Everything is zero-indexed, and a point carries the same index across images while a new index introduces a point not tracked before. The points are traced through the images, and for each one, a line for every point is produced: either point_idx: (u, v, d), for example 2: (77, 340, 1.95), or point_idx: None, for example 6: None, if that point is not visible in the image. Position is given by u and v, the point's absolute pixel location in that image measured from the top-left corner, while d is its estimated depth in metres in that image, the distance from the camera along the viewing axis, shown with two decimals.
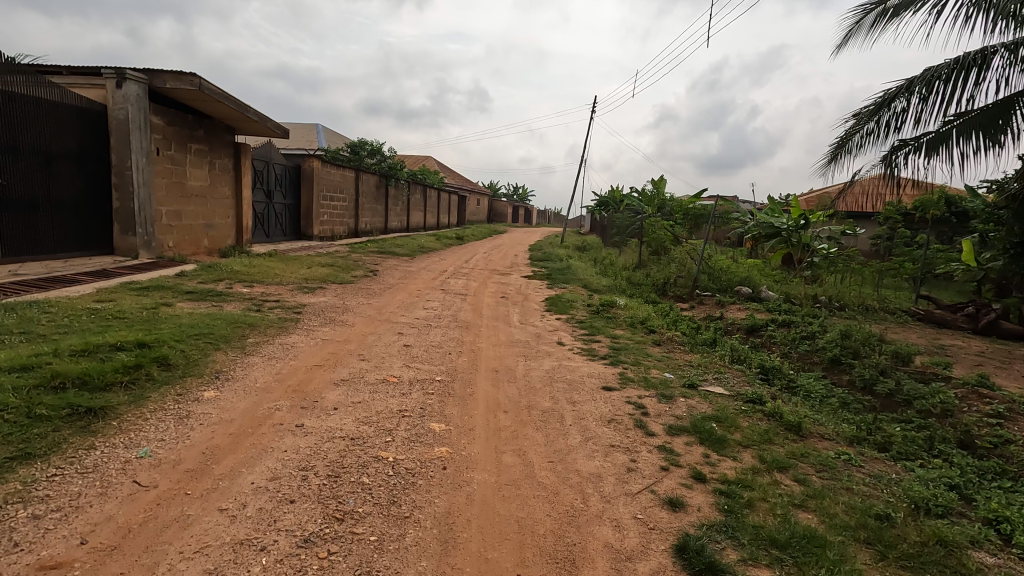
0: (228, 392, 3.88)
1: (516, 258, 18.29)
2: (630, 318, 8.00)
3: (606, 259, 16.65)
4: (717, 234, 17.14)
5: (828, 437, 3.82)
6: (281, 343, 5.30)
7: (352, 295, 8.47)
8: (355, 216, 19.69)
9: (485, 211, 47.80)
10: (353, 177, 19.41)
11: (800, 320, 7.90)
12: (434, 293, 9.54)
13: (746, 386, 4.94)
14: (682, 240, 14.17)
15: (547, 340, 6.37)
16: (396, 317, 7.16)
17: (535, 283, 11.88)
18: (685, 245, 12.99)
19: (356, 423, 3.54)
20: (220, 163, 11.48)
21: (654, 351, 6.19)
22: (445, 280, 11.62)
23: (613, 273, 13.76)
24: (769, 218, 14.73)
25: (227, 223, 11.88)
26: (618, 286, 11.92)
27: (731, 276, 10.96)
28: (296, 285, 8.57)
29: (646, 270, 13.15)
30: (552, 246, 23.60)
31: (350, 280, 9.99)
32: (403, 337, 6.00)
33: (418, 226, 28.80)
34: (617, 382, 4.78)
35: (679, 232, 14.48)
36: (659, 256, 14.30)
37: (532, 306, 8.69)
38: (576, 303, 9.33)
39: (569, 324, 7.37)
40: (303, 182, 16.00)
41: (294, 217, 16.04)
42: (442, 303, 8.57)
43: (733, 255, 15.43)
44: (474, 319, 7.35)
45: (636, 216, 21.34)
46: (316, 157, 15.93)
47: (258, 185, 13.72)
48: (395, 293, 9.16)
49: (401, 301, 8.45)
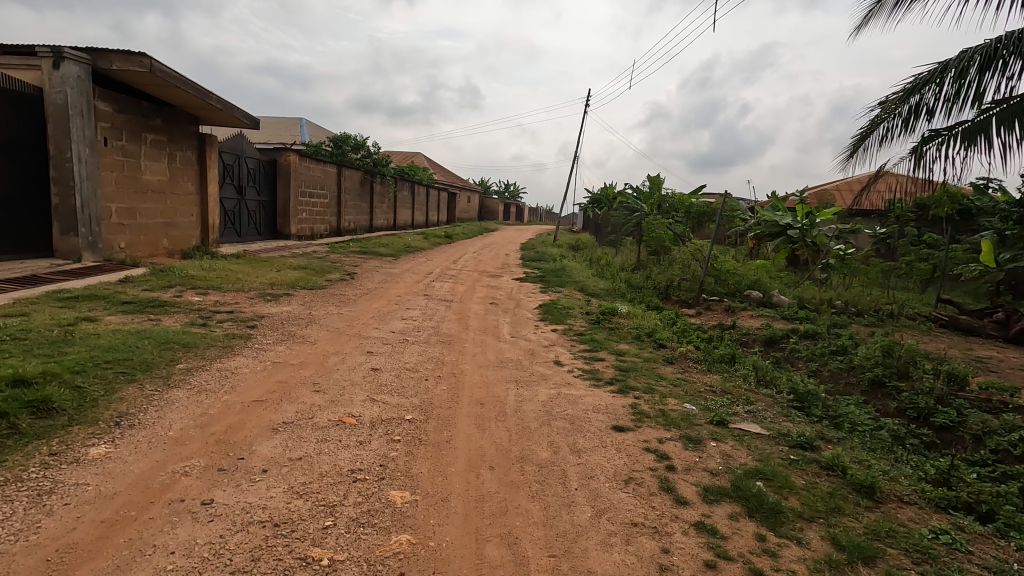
0: (124, 449, 2.93)
1: (507, 258, 17.36)
2: (634, 327, 7.12)
3: (603, 259, 15.75)
4: (718, 233, 16.32)
5: (909, 503, 2.94)
6: (219, 369, 4.34)
7: (321, 302, 7.52)
8: (338, 214, 18.68)
9: (476, 209, 46.77)
10: (335, 173, 18.40)
11: (823, 330, 7.05)
12: (416, 299, 8.61)
13: (786, 422, 4.06)
14: (683, 239, 13.31)
15: (542, 358, 5.46)
16: (369, 330, 6.23)
17: (528, 287, 10.96)
18: (688, 245, 12.13)
19: (287, 496, 2.60)
20: (182, 155, 10.46)
21: (667, 372, 5.30)
22: (429, 283, 10.67)
23: (610, 275, 12.88)
24: (774, 217, 13.92)
25: (190, 222, 10.86)
26: (616, 290, 11.04)
27: (740, 279, 10.12)
28: (258, 292, 7.59)
29: (645, 272, 12.28)
30: (545, 245, 22.69)
31: (323, 285, 9.03)
32: (372, 357, 5.07)
33: (405, 224, 27.77)
34: (630, 420, 3.87)
35: (680, 231, 13.63)
36: (659, 257, 13.44)
37: (525, 315, 7.76)
38: (573, 310, 8.44)
39: (566, 337, 6.47)
40: (279, 177, 14.97)
41: (270, 215, 15.00)
42: (423, 311, 7.64)
43: (735, 255, 14.72)
44: (459, 332, 6.43)
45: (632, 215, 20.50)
46: (293, 151, 14.93)
47: (228, 180, 12.71)
48: (372, 299, 8.23)
49: (377, 309, 7.50)
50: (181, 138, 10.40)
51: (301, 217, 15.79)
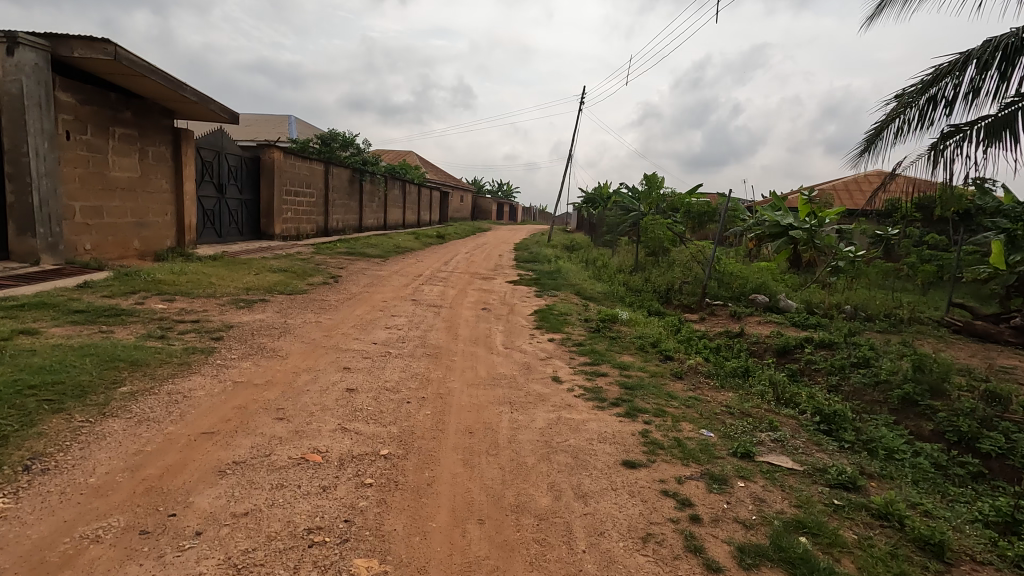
0: (27, 504, 2.38)
1: (500, 259, 16.81)
2: (637, 335, 6.61)
3: (599, 261, 15.25)
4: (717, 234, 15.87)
5: (985, 565, 2.43)
6: (169, 392, 3.78)
7: (300, 309, 6.96)
8: (325, 213, 18.07)
9: (469, 208, 46.20)
10: (322, 171, 17.79)
11: (839, 339, 6.59)
12: (403, 304, 8.05)
13: (819, 452, 3.56)
14: (683, 240, 12.85)
15: (539, 373, 4.94)
16: (349, 341, 5.68)
17: (522, 290, 10.44)
18: (689, 246, 11.66)
19: (220, 572, 2.06)
20: (155, 151, 9.85)
21: (677, 389, 4.79)
22: (418, 286, 10.11)
23: (608, 277, 12.37)
24: (776, 217, 13.49)
25: (164, 221, 10.25)
26: (614, 293, 10.55)
27: (744, 282, 9.65)
28: (231, 298, 7.02)
29: (644, 275, 11.79)
30: (539, 246, 22.15)
31: (303, 289, 8.45)
32: (348, 374, 4.53)
33: (396, 224, 27.16)
34: (642, 453, 3.36)
35: (679, 231, 13.16)
36: (658, 259, 12.96)
37: (519, 322, 7.23)
38: (570, 314, 7.91)
39: (564, 347, 5.95)
40: (262, 175, 14.36)
41: (253, 214, 14.38)
42: (410, 318, 7.08)
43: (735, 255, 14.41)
44: (447, 342, 5.89)
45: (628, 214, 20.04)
46: (278, 147, 14.33)
47: (207, 177, 12.10)
48: (355, 305, 7.67)
49: (360, 316, 6.94)
50: (153, 132, 9.79)
51: (286, 216, 15.19)
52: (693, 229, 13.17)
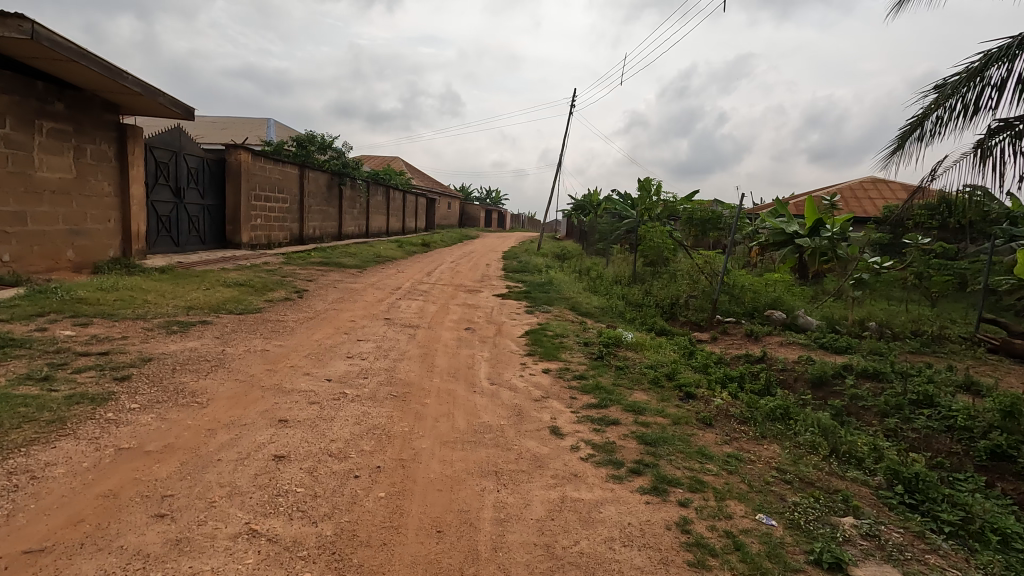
0: None
1: (487, 269, 15.74)
2: (648, 363, 5.56)
3: (593, 271, 14.26)
4: (718, 242, 14.98)
5: None
6: (9, 472, 2.66)
7: (248, 333, 5.85)
8: (301, 220, 16.92)
9: (456, 215, 45.12)
10: (297, 175, 16.65)
11: (884, 367, 5.61)
12: (375, 325, 6.95)
13: (933, 559, 2.53)
14: (685, 249, 11.91)
15: (533, 424, 3.87)
16: (297, 377, 4.57)
17: (511, 306, 9.37)
18: (693, 256, 10.72)
19: None
20: (95, 150, 8.70)
21: (711, 444, 3.75)
22: (394, 302, 9.00)
23: (605, 289, 11.37)
24: (781, 224, 12.71)
25: (106, 229, 9.05)
26: (612, 309, 9.55)
27: (758, 296, 8.72)
28: (163, 321, 5.88)
29: (645, 288, 10.80)
30: (529, 254, 21.14)
31: (258, 306, 7.32)
32: (283, 431, 3.42)
33: (379, 231, 26.02)
34: (688, 568, 2.30)
35: (680, 239, 12.22)
36: (657, 269, 11.99)
37: (509, 347, 6.15)
38: (568, 335, 6.85)
39: (563, 383, 4.89)
40: (228, 178, 13.20)
41: (218, 221, 13.19)
42: (379, 343, 5.99)
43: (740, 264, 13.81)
44: (420, 377, 4.80)
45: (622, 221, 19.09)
46: (246, 148, 13.21)
47: (162, 180, 10.94)
48: (316, 326, 6.56)
49: (320, 341, 5.83)
50: (92, 129, 8.64)
51: (256, 223, 14.05)
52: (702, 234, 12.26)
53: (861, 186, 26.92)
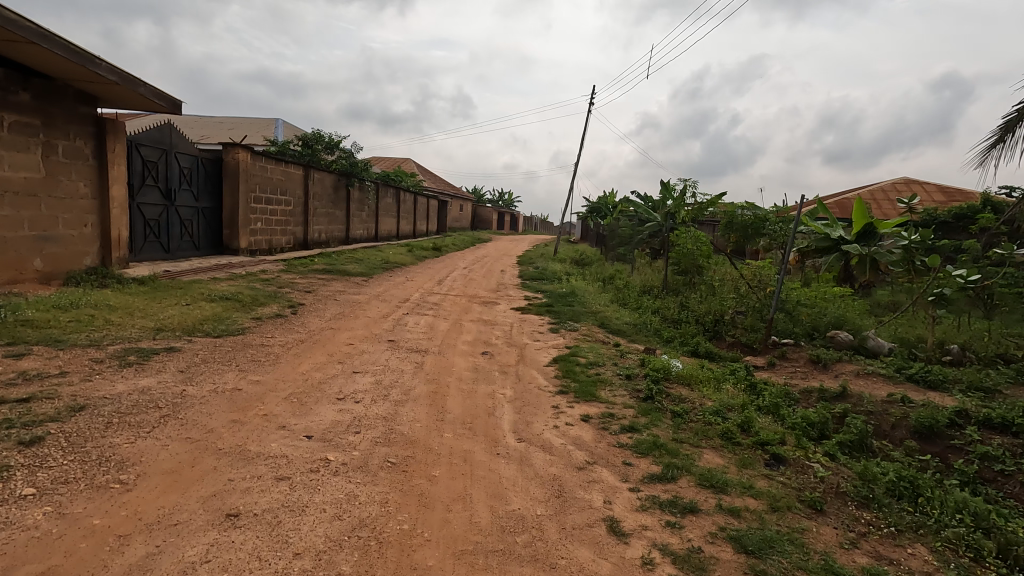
0: None
1: (503, 277, 14.67)
2: (712, 407, 4.45)
3: (618, 280, 13.14)
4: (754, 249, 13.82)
5: None
6: None
7: (221, 365, 4.82)
8: (305, 224, 15.99)
9: (468, 218, 44.15)
10: (301, 176, 15.71)
11: (1010, 414, 4.44)
12: (377, 350, 5.90)
13: None
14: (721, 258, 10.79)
15: (582, 516, 2.79)
16: (268, 433, 3.53)
17: (532, 322, 8.30)
18: (735, 265, 9.59)
19: None
20: (68, 146, 7.79)
21: (835, 551, 2.64)
22: (401, 318, 7.96)
23: (635, 301, 10.23)
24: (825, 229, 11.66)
25: (81, 235, 8.11)
26: (648, 328, 8.42)
27: (818, 316, 7.59)
28: (120, 349, 4.88)
29: (680, 302, 9.66)
30: (546, 260, 20.06)
31: (242, 326, 6.31)
32: (228, 539, 2.37)
33: (389, 234, 25.07)
34: None
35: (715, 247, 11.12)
36: (692, 279, 10.87)
37: (536, 383, 5.06)
38: (605, 364, 5.75)
39: (611, 440, 3.80)
40: (225, 179, 12.28)
41: (214, 225, 12.27)
42: (379, 376, 4.93)
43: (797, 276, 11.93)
44: (427, 432, 3.74)
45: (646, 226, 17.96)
46: (245, 146, 12.30)
47: (151, 180, 10.03)
48: (306, 352, 5.53)
49: (306, 375, 4.79)
50: (64, 123, 7.73)
51: (255, 226, 13.13)
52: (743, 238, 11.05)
53: (896, 187, 25.46)
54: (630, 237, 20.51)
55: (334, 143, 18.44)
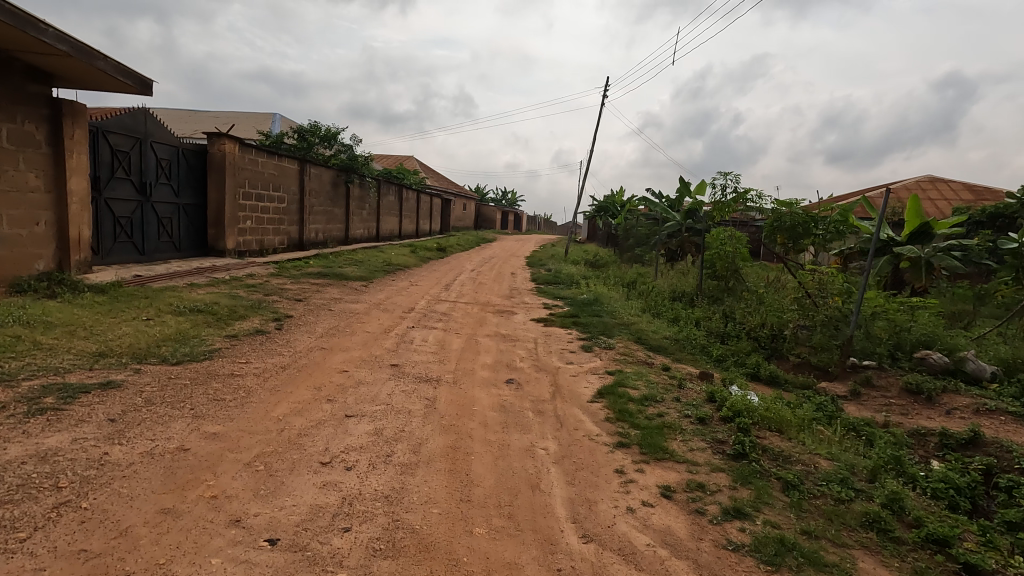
0: None
1: (514, 281, 13.49)
2: (833, 474, 3.25)
3: (643, 285, 11.93)
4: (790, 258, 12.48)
5: None
6: None
7: (170, 407, 3.64)
8: (301, 223, 14.82)
9: (472, 217, 42.98)
10: (296, 171, 14.55)
11: None
12: (377, 380, 4.71)
13: None
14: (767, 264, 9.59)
15: None
16: (212, 536, 2.34)
17: (559, 337, 7.11)
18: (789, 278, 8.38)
19: None
20: (14, 131, 6.61)
21: None
22: (406, 332, 6.77)
23: (669, 311, 9.03)
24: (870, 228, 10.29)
25: (33, 235, 6.93)
26: (693, 345, 7.23)
27: (902, 333, 6.37)
28: (37, 386, 3.69)
29: (723, 313, 8.47)
30: (557, 262, 18.86)
31: (210, 347, 5.11)
32: None
33: (390, 234, 23.90)
34: None
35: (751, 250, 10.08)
36: (730, 286, 9.72)
37: (585, 431, 3.86)
38: (665, 400, 4.56)
39: (718, 537, 2.61)
40: (210, 173, 11.09)
41: (198, 223, 11.08)
42: (380, 422, 3.75)
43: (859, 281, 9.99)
44: (451, 527, 2.56)
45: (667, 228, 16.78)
46: (233, 136, 11.14)
47: (122, 172, 8.86)
48: (287, 386, 4.34)
49: (283, 422, 3.60)
50: (9, 103, 6.55)
51: (244, 225, 11.96)
52: (787, 240, 9.86)
53: (923, 185, 24.24)
54: (646, 238, 19.29)
55: (332, 136, 17.27)
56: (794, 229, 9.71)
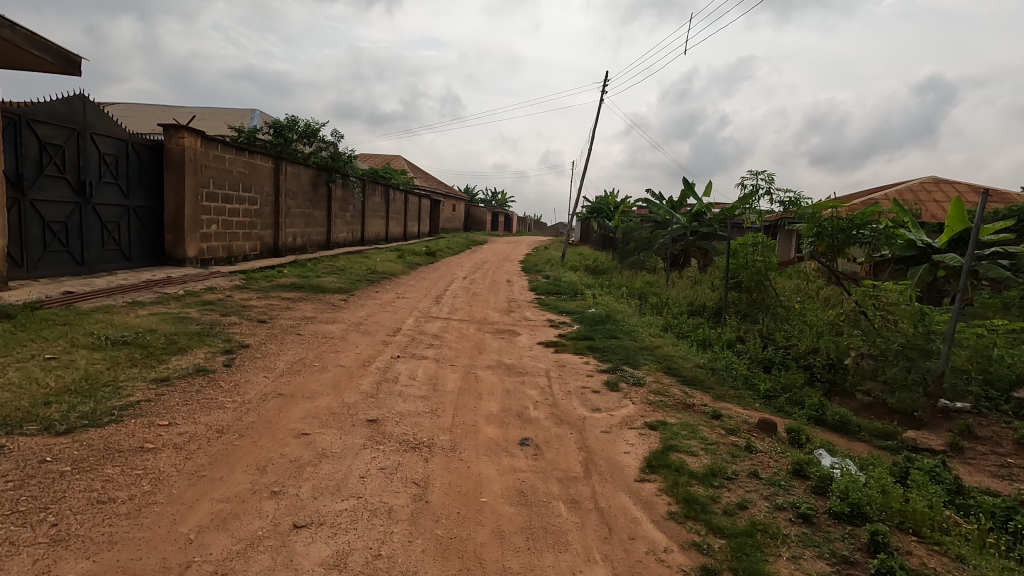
0: None
1: (511, 291, 12.25)
2: None
3: (656, 297, 10.75)
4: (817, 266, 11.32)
5: None
6: None
7: (20, 525, 2.38)
8: (276, 227, 13.46)
9: (461, 218, 41.70)
10: (271, 169, 13.20)
11: None
12: (348, 450, 3.46)
13: None
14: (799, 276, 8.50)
15: None
16: None
17: (575, 368, 5.89)
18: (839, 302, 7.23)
19: None
20: None
21: None
22: (390, 366, 5.50)
23: (696, 331, 7.85)
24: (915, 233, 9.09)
25: None
26: (735, 378, 6.05)
27: (999, 368, 5.23)
28: None
29: (760, 336, 7.31)
30: (554, 268, 17.65)
31: (123, 402, 3.81)
32: None
33: (376, 237, 22.52)
34: None
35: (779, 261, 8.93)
36: (762, 304, 8.61)
37: (646, 545, 2.65)
38: (741, 478, 3.36)
39: None
40: (166, 171, 9.74)
41: (152, 228, 9.71)
42: (345, 540, 2.50)
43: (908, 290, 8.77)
44: None
45: (674, 233, 15.65)
46: (194, 129, 9.80)
47: (53, 169, 7.52)
48: (218, 468, 3.08)
49: (194, 547, 2.35)
50: None
51: (209, 229, 10.61)
52: (823, 249, 8.72)
53: (931, 186, 23.29)
54: (649, 242, 18.15)
55: (312, 132, 15.89)
56: (834, 236, 8.53)
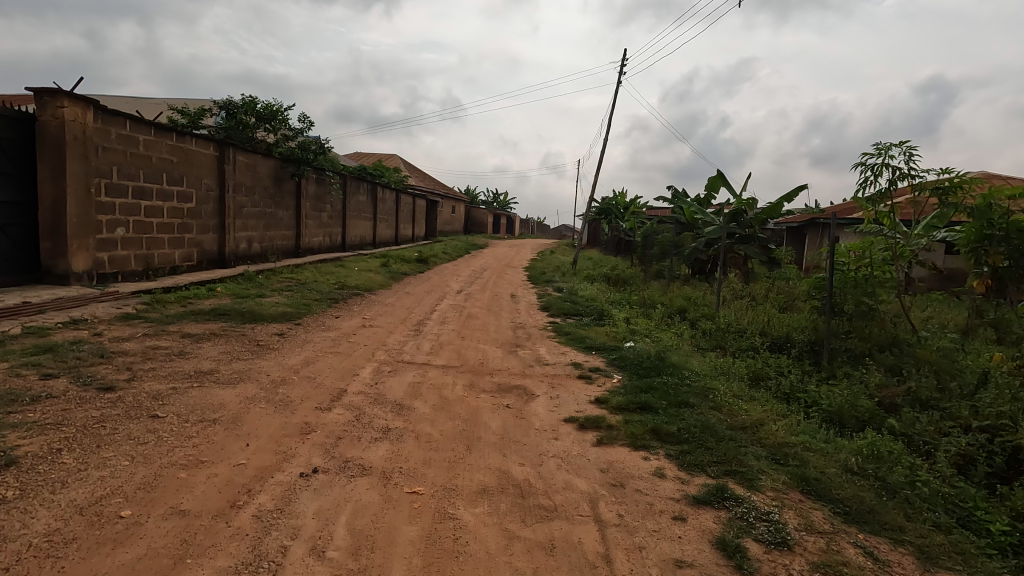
0: None
1: (517, 312, 9.49)
2: None
3: (713, 324, 7.99)
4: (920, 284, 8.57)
5: None
6: None
7: None
8: (221, 230, 10.77)
9: (461, 220, 39.09)
10: (214, 158, 10.50)
11: None
12: None
13: None
14: (930, 335, 5.94)
15: None
16: None
17: (642, 494, 3.14)
18: None
19: None
20: None
21: None
22: (284, 510, 2.75)
23: (803, 391, 5.12)
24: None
25: None
26: (932, 504, 3.32)
27: None
28: None
29: (917, 405, 4.58)
30: (565, 278, 14.92)
31: None
32: None
33: (360, 241, 19.83)
34: None
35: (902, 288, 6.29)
36: (889, 350, 5.95)
37: None
38: None
39: None
40: (37, 153, 7.06)
41: (17, 232, 7.01)
42: None
43: None
44: None
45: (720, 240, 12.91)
46: (80, 96, 7.14)
47: None
48: None
49: None
50: None
51: (112, 234, 7.93)
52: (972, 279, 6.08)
53: None
54: (676, 247, 15.37)
55: (273, 114, 13.15)
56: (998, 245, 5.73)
